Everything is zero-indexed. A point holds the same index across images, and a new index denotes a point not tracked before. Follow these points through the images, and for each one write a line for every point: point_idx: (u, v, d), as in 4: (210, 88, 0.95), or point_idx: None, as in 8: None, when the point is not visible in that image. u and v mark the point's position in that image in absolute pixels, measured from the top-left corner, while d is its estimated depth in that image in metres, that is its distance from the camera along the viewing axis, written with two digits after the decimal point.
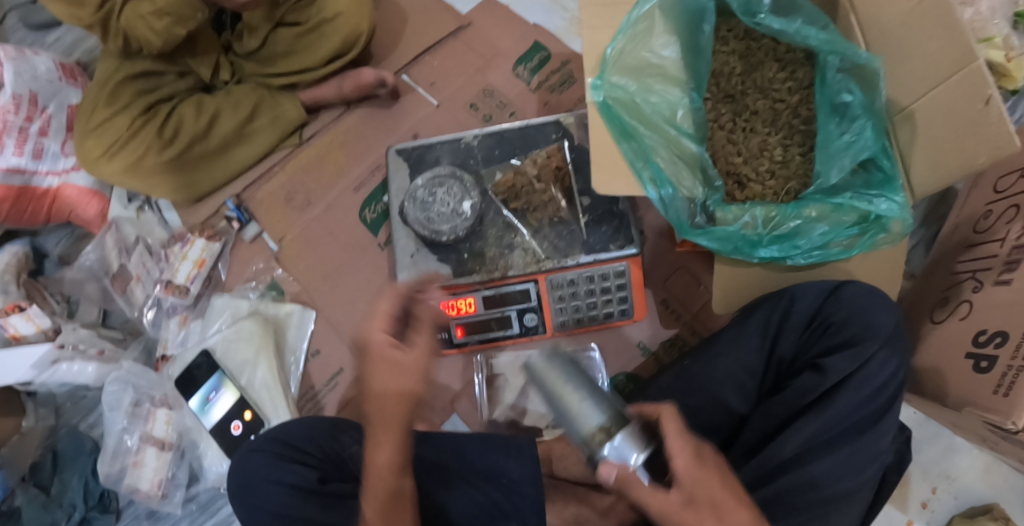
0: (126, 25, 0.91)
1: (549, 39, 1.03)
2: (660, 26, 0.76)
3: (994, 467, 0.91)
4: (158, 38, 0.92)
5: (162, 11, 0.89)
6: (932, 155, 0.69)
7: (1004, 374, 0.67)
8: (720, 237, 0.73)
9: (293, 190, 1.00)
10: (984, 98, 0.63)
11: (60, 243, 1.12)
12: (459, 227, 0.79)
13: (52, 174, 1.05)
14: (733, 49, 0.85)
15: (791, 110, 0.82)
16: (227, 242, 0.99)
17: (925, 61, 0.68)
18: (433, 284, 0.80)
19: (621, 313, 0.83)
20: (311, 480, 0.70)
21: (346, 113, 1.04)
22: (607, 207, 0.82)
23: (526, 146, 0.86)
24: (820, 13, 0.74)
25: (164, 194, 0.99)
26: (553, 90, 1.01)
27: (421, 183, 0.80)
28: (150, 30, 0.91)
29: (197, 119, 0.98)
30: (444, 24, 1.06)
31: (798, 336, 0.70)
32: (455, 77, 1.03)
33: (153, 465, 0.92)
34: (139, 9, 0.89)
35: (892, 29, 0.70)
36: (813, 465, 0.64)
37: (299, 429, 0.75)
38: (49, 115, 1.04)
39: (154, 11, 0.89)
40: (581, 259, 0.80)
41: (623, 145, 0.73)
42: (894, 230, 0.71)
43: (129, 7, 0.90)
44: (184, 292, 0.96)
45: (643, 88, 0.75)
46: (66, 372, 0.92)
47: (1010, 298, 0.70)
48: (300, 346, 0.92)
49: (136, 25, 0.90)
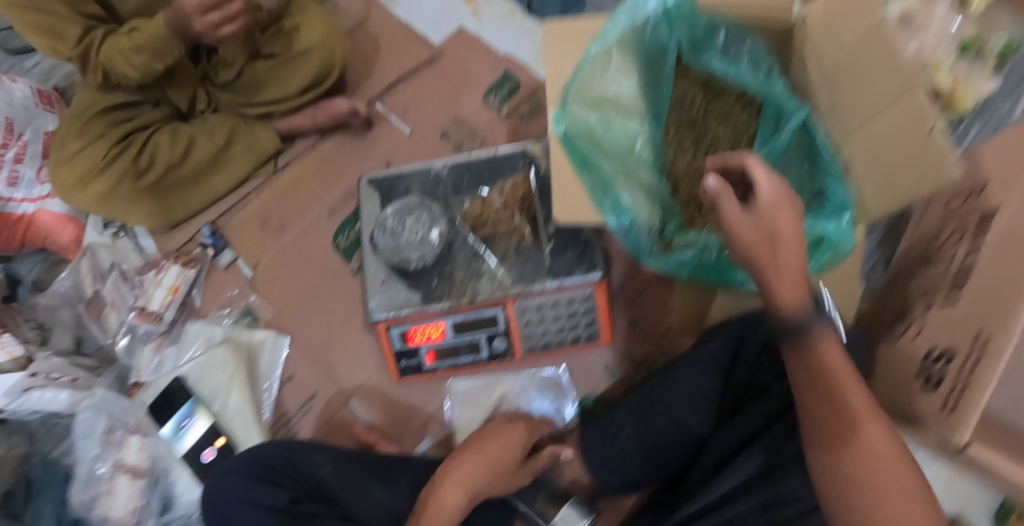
0: (105, 60, 0.93)
1: (519, 68, 1.06)
2: (619, 60, 0.79)
3: (957, 481, 0.93)
4: (135, 74, 0.94)
5: (139, 48, 0.92)
6: (883, 181, 0.71)
7: (951, 391, 0.69)
8: (677, 263, 0.75)
9: (268, 216, 1.02)
10: (925, 127, 0.67)
11: (34, 269, 1.12)
12: (427, 255, 0.80)
13: (28, 201, 1.06)
14: (694, 78, 0.87)
15: (750, 136, 0.84)
16: (202, 269, 1.00)
17: (870, 91, 0.72)
18: (402, 310, 0.81)
19: (589, 336, 0.86)
20: (282, 500, 0.72)
21: (320, 141, 1.06)
22: (572, 234, 0.84)
23: (493, 174, 0.88)
24: (764, 53, 0.80)
25: (139, 220, 1.01)
26: (523, 118, 1.03)
27: (390, 212, 0.82)
28: (128, 65, 0.93)
29: (172, 148, 0.99)
30: (417, 54, 1.09)
31: (755, 361, 0.73)
32: (427, 105, 1.06)
33: (127, 492, 0.91)
34: (119, 45, 0.92)
35: (840, 60, 0.76)
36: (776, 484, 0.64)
37: (271, 451, 0.75)
38: (25, 142, 1.06)
39: (132, 48, 0.91)
40: (547, 285, 0.81)
41: (584, 176, 0.75)
42: (840, 249, 0.75)
43: (109, 43, 0.93)
44: (158, 319, 0.97)
45: (603, 120, 0.78)
46: (37, 400, 0.92)
47: (955, 317, 0.72)
48: (273, 372, 0.93)
49: (115, 59, 0.93)
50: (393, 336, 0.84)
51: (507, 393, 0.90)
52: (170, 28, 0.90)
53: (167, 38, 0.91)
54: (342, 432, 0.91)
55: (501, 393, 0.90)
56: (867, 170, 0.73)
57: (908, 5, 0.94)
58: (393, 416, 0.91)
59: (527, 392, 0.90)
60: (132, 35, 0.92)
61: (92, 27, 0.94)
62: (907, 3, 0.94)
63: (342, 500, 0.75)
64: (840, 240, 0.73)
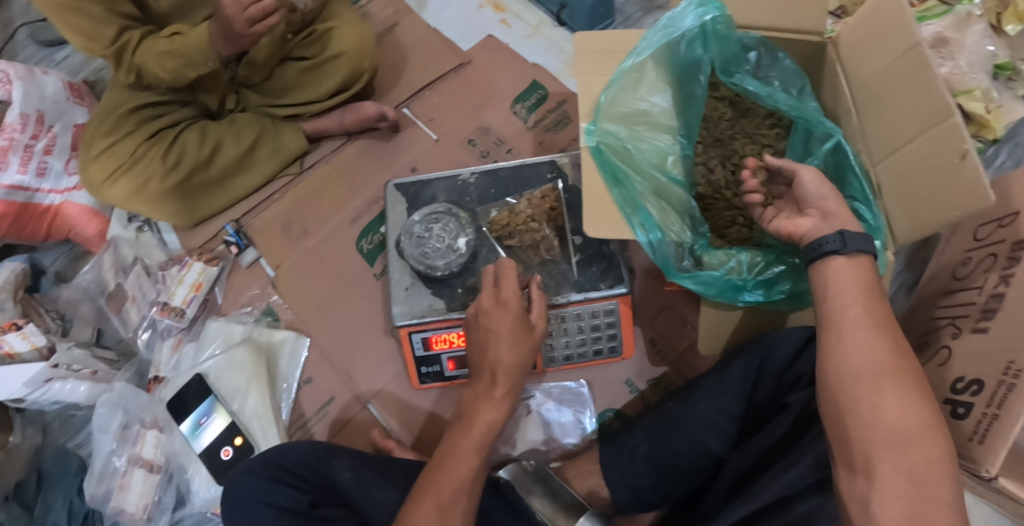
0: (140, 62, 0.94)
1: (547, 79, 1.07)
2: (652, 75, 0.79)
3: (977, 510, 0.91)
4: (168, 77, 0.95)
5: (174, 54, 0.92)
6: (911, 208, 0.72)
7: (980, 421, 0.68)
8: (706, 282, 0.74)
9: (291, 217, 1.02)
10: (960, 153, 0.65)
11: (57, 260, 1.13)
12: (453, 263, 0.80)
13: (55, 192, 1.06)
14: (723, 95, 0.88)
15: (778, 155, 0.85)
16: (224, 267, 1.01)
17: (905, 116, 0.71)
18: (426, 317, 0.81)
19: (611, 350, 0.86)
20: (302, 502, 0.73)
21: (346, 144, 1.06)
22: (597, 247, 0.84)
23: (520, 185, 0.88)
24: (795, 76, 0.81)
25: (164, 217, 1.01)
26: (549, 129, 1.03)
27: (417, 218, 0.83)
28: (161, 69, 0.93)
29: (201, 147, 1.00)
30: (446, 62, 1.10)
31: (775, 381, 0.70)
32: (453, 113, 1.06)
33: (140, 487, 0.91)
34: (154, 48, 0.92)
35: (873, 84, 0.75)
36: (801, 504, 0.59)
37: (293, 453, 0.76)
38: (55, 134, 1.06)
39: (168, 53, 0.92)
40: (571, 297, 0.82)
41: (614, 191, 0.75)
42: (871, 275, 0.72)
43: (146, 44, 0.93)
44: (180, 315, 0.97)
45: (633, 135, 0.78)
46: (58, 390, 0.93)
47: (986, 347, 0.72)
48: (293, 373, 0.93)
49: (149, 61, 0.93)
50: (415, 342, 0.84)
51: (528, 404, 0.89)
52: (212, 39, 0.91)
53: (208, 47, 0.92)
54: (358, 436, 0.91)
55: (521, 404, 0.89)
56: (896, 195, 0.73)
57: (942, 29, 0.94)
58: (410, 423, 0.90)
59: (547, 404, 0.89)
60: (172, 39, 0.92)
61: (127, 27, 0.94)
62: (941, 28, 0.94)
63: (356, 504, 0.74)
64: (872, 264, 0.72)
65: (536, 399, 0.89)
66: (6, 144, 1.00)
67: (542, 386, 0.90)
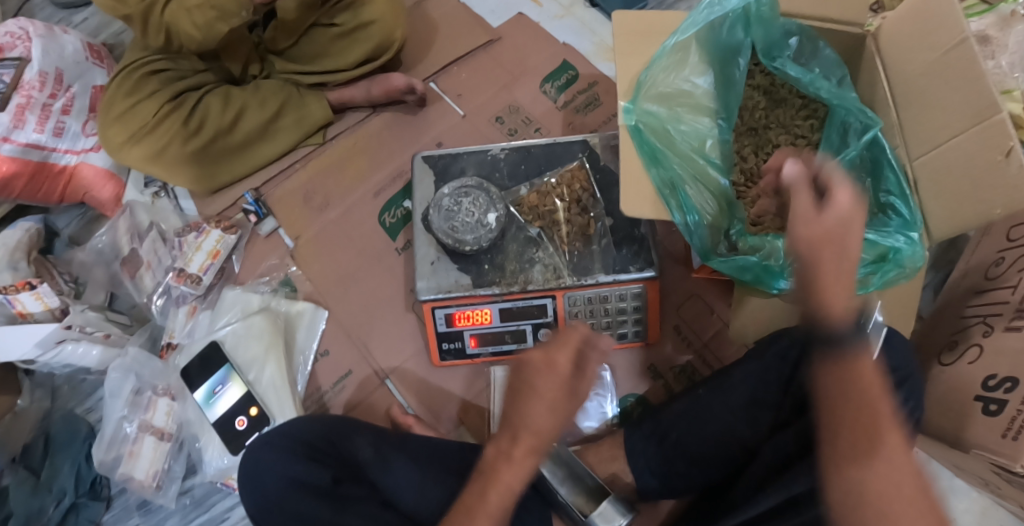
0: (171, 20, 0.91)
1: (578, 60, 1.05)
2: (694, 55, 0.78)
3: (992, 511, 0.90)
4: (198, 34, 0.92)
5: (208, 6, 0.89)
6: (953, 204, 0.70)
7: (1013, 417, 0.67)
8: (741, 266, 0.72)
9: (313, 188, 1.01)
10: (1005, 150, 0.63)
11: (71, 223, 1.11)
12: (482, 238, 0.79)
13: (71, 153, 1.04)
14: (758, 84, 0.86)
15: (812, 146, 0.83)
16: (242, 236, 0.99)
17: (948, 111, 0.68)
18: (451, 293, 0.80)
19: (634, 334, 0.85)
20: (323, 478, 0.70)
21: (371, 117, 1.04)
22: (628, 230, 0.82)
23: (551, 163, 0.86)
24: (836, 65, 0.78)
25: (182, 183, 0.99)
26: (578, 110, 1.02)
27: (447, 192, 0.82)
28: (193, 26, 0.91)
29: (224, 113, 0.99)
30: (475, 38, 1.08)
31: None
32: (481, 90, 1.04)
33: (150, 455, 0.91)
34: (186, 4, 0.90)
35: (917, 78, 0.72)
36: None
37: (311, 428, 0.75)
38: (73, 94, 1.04)
39: (200, 6, 0.89)
40: (600, 279, 0.80)
41: (653, 171, 0.73)
42: (908, 267, 0.71)
43: (175, 3, 0.90)
44: (196, 282, 0.95)
45: (673, 116, 0.77)
46: (70, 353, 0.91)
47: (1020, 345, 0.71)
48: (310, 345, 0.92)
49: (180, 18, 0.91)
50: (438, 318, 0.83)
51: None
52: None
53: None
54: (376, 411, 0.90)
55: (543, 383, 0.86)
56: (935, 191, 0.71)
57: (983, 28, 0.89)
58: (428, 401, 0.89)
59: None
60: None
61: None
62: (983, 26, 0.89)
63: (379, 483, 0.72)
64: (910, 256, 0.70)
65: None
66: (24, 102, 0.98)
67: None
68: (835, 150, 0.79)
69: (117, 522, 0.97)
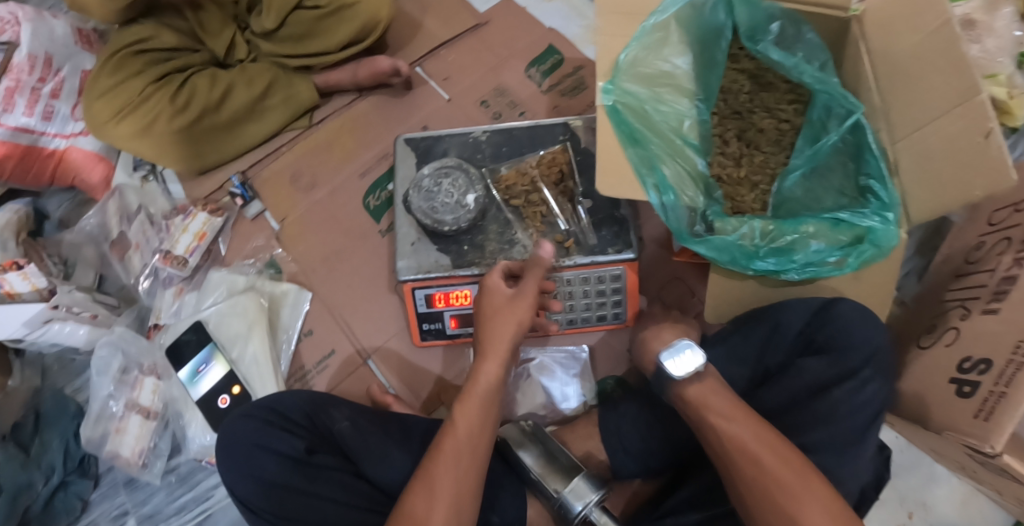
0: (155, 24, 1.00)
1: (564, 44, 1.05)
2: (675, 35, 0.76)
3: (972, 498, 0.89)
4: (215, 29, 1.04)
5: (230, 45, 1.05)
6: (931, 185, 0.69)
7: (986, 399, 0.66)
8: (718, 247, 0.73)
9: (299, 170, 1.02)
10: (984, 132, 0.64)
11: (62, 206, 1.12)
12: (461, 218, 0.79)
13: (60, 136, 1.06)
14: (744, 68, 0.86)
15: (796, 131, 0.83)
16: (228, 218, 1.00)
17: (929, 94, 0.68)
18: (430, 273, 0.81)
19: (614, 316, 0.85)
20: (298, 450, 0.72)
21: (358, 100, 1.06)
22: (609, 211, 0.82)
23: (533, 145, 0.87)
24: (820, 50, 0.77)
25: (171, 162, 1.01)
26: (563, 94, 1.02)
27: (427, 172, 0.82)
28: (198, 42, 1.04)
29: (210, 92, 1.00)
30: (462, 22, 1.08)
31: (786, 350, 0.73)
32: (467, 74, 1.05)
33: (136, 432, 0.92)
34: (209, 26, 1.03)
35: (902, 62, 0.70)
36: None
37: (290, 401, 0.76)
38: (62, 78, 1.05)
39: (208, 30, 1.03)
40: (577, 260, 0.80)
41: (630, 151, 0.74)
42: (884, 249, 0.70)
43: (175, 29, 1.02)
44: (183, 264, 0.96)
45: (653, 97, 0.77)
46: (57, 332, 0.92)
47: (995, 328, 0.68)
48: (294, 324, 0.93)
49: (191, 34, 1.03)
50: (418, 298, 0.83)
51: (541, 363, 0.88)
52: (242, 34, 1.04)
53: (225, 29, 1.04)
54: (357, 391, 0.90)
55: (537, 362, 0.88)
56: (917, 174, 0.70)
57: (969, 11, 0.81)
58: (409, 380, 0.90)
59: (548, 368, 0.88)
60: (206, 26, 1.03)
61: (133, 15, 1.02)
62: (968, 9, 0.81)
63: (354, 456, 0.73)
64: (885, 237, 0.69)
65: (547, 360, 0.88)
66: (13, 84, 0.99)
67: (551, 349, 0.88)
68: (816, 133, 0.79)
69: (106, 498, 0.98)
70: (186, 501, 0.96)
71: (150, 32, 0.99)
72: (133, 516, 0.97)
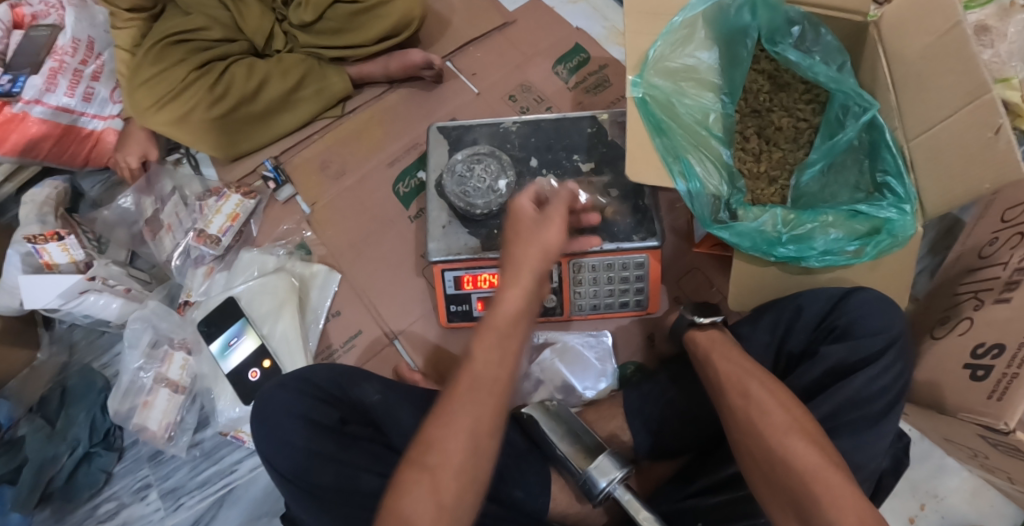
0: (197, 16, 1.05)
1: (590, 43, 1.08)
2: (701, 32, 0.80)
3: (982, 490, 0.91)
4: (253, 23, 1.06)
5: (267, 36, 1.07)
6: (945, 180, 0.72)
7: (999, 380, 0.69)
8: (740, 233, 0.77)
9: (329, 157, 1.05)
10: (993, 128, 0.65)
11: (95, 187, 1.15)
12: (492, 203, 0.83)
13: (98, 118, 1.08)
14: (763, 69, 0.89)
15: (814, 129, 0.86)
16: (261, 200, 1.03)
17: (942, 93, 0.71)
18: (460, 254, 0.83)
19: (636, 303, 0.88)
20: (331, 419, 0.74)
21: (388, 92, 1.09)
22: (633, 201, 0.86)
23: (560, 137, 0.90)
24: (837, 51, 0.80)
25: (205, 148, 1.04)
26: (588, 91, 1.05)
27: (460, 157, 0.86)
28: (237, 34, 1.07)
29: (247, 81, 1.03)
30: (490, 20, 1.12)
31: (808, 334, 0.75)
32: (495, 69, 1.08)
33: (164, 406, 0.94)
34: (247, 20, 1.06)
35: (914, 63, 0.74)
36: None
37: (323, 372, 0.78)
38: (103, 61, 1.09)
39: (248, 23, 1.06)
40: (604, 247, 0.83)
41: (657, 141, 0.77)
42: (901, 238, 0.73)
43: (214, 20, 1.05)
44: (216, 243, 0.99)
45: (678, 91, 0.80)
46: (92, 303, 0.95)
47: (1008, 315, 0.72)
48: (323, 304, 0.95)
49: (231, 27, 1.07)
50: (447, 280, 0.86)
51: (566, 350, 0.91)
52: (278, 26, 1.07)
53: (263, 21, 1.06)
54: (383, 370, 0.93)
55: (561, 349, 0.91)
56: (931, 167, 0.73)
57: (983, 18, 0.85)
58: (434, 361, 0.92)
59: (572, 354, 0.91)
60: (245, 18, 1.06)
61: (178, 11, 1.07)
62: (983, 16, 0.86)
63: (385, 426, 0.77)
64: (901, 227, 0.72)
65: (571, 347, 0.91)
66: (57, 66, 1.02)
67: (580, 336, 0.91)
68: (834, 131, 0.83)
69: (129, 472, 1.00)
70: (210, 475, 0.98)
71: (193, 23, 1.04)
72: (156, 490, 0.99)
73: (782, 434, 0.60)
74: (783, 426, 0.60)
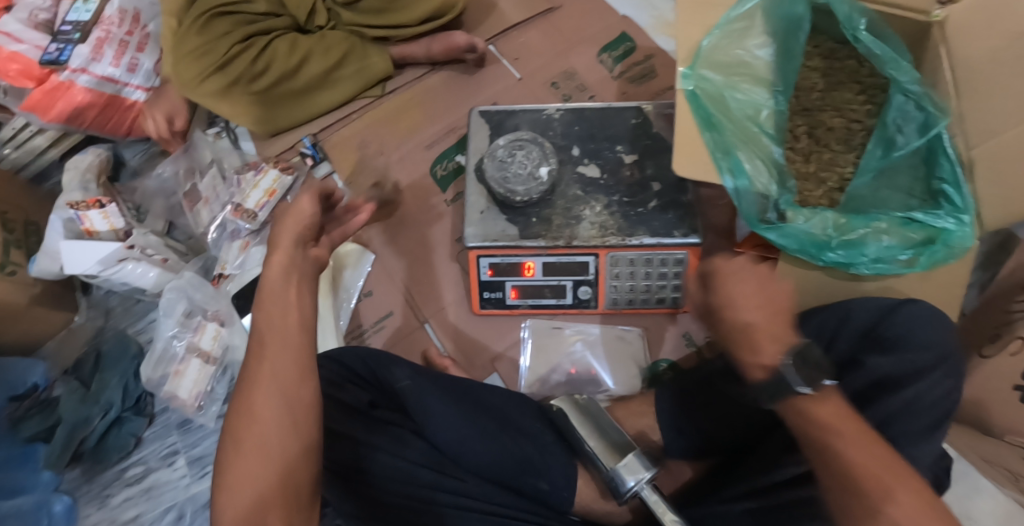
0: None
1: (637, 33, 1.06)
2: (759, 25, 0.77)
3: None
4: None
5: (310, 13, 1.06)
6: (1006, 192, 0.69)
7: None
8: (788, 234, 0.74)
9: (366, 137, 1.04)
10: None
11: (137, 156, 1.17)
12: (532, 190, 0.81)
13: (142, 89, 1.09)
14: (815, 66, 0.86)
15: (867, 131, 0.82)
16: (298, 177, 1.02)
17: (1010, 100, 0.68)
18: (497, 242, 0.81)
19: (673, 301, 0.87)
20: (361, 403, 0.78)
21: (429, 74, 1.08)
22: (675, 196, 0.83)
23: (604, 126, 0.88)
24: (901, 49, 0.75)
25: (244, 122, 1.04)
26: (633, 81, 1.03)
27: (502, 143, 0.84)
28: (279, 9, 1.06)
29: (290, 57, 1.03)
30: (536, 5, 1.10)
31: (853, 342, 0.72)
32: (538, 55, 1.07)
33: (194, 376, 0.95)
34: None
35: (979, 66, 0.70)
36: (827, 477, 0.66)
37: (351, 355, 0.81)
38: (148, 33, 1.09)
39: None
40: (643, 241, 0.80)
41: (706, 135, 0.75)
42: (957, 249, 0.71)
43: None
44: (252, 218, 0.99)
45: (730, 84, 0.77)
46: (129, 272, 0.96)
47: None
48: (355, 284, 0.95)
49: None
50: (482, 267, 0.85)
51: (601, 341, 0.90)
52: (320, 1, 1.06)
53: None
54: (411, 353, 0.93)
55: (597, 340, 0.90)
56: (990, 177, 0.70)
57: None
58: (463, 347, 0.91)
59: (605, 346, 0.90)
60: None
61: None
62: None
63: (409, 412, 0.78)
64: (959, 238, 0.70)
65: (608, 339, 0.90)
66: (103, 36, 1.03)
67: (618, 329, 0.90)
68: (888, 134, 0.77)
69: (158, 438, 1.02)
70: None
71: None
72: (183, 457, 1.00)
73: (830, 429, 0.57)
74: (832, 418, 0.58)
